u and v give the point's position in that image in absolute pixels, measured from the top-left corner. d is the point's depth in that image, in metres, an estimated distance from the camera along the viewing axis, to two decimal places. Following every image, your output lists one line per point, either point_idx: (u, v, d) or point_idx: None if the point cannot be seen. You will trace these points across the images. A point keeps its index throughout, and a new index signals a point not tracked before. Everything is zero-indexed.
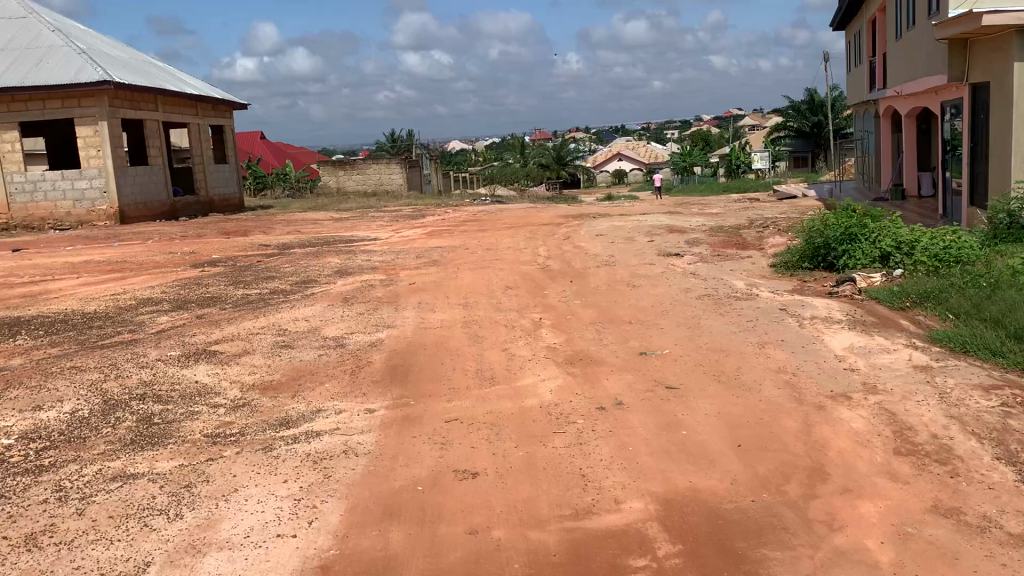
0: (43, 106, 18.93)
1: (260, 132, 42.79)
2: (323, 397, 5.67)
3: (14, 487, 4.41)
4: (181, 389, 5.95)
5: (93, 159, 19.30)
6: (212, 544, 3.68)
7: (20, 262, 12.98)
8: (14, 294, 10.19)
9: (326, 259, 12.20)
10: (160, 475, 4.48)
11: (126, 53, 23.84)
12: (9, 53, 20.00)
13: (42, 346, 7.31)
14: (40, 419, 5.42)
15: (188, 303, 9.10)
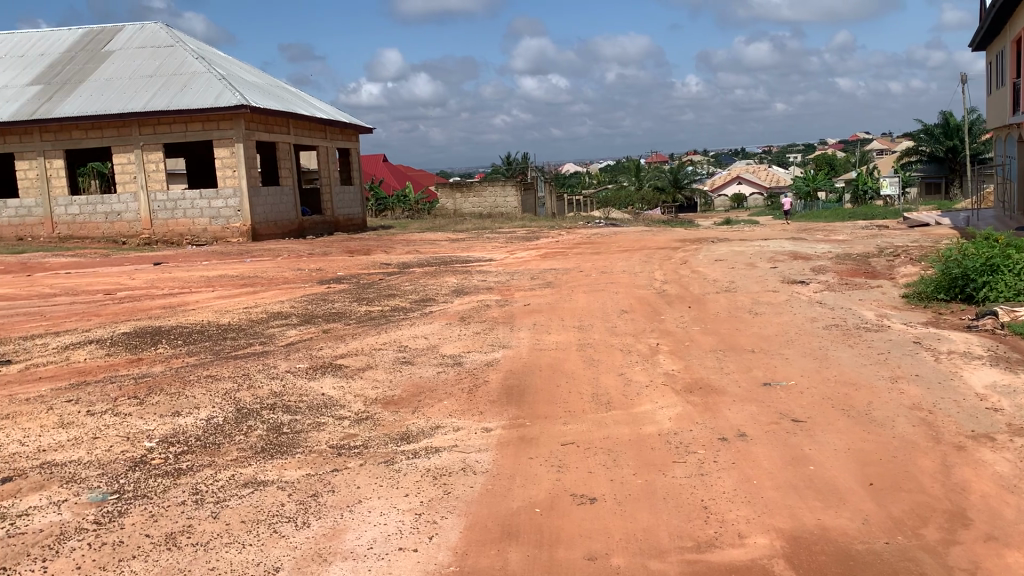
0: (185, 128, 20.12)
1: (382, 154, 44.27)
2: (441, 414, 5.77)
3: (155, 488, 4.67)
4: (309, 400, 6.19)
5: (229, 179, 20.40)
6: (337, 553, 3.79)
7: (163, 274, 13.85)
8: (157, 304, 10.87)
9: (444, 279, 12.44)
10: (288, 483, 4.65)
11: (262, 79, 25.15)
12: (157, 79, 21.42)
13: (181, 356, 7.75)
14: (179, 424, 5.74)
15: (315, 318, 9.47)
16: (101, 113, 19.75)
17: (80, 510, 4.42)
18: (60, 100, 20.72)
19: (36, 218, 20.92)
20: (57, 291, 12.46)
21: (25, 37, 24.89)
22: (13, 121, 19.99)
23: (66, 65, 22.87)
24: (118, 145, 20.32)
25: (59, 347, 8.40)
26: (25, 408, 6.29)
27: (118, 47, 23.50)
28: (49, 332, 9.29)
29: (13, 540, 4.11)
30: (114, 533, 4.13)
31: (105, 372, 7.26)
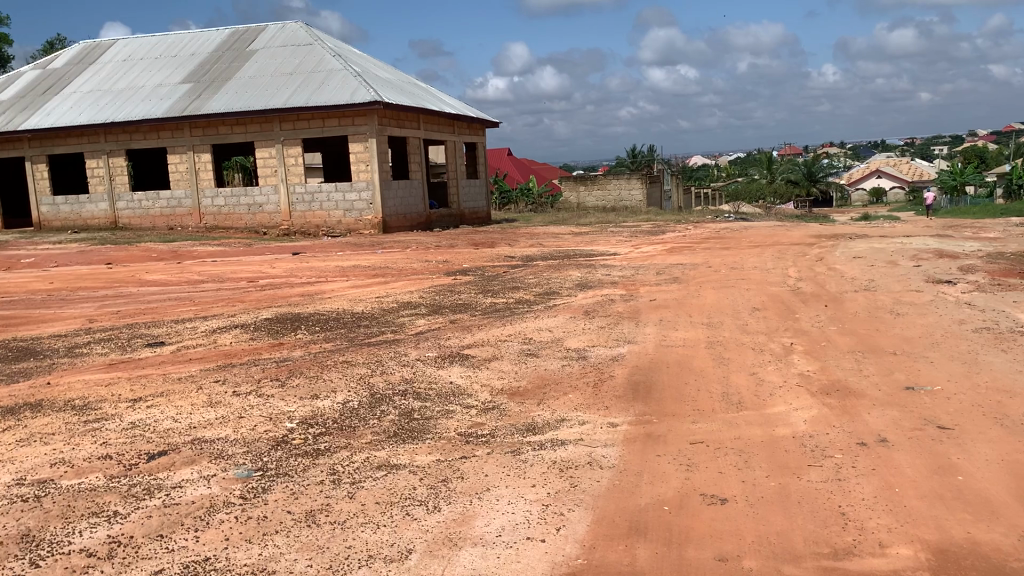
0: (322, 124, 20.92)
1: (507, 148, 44.76)
2: (567, 407, 5.79)
3: (296, 466, 4.91)
4: (439, 388, 6.34)
5: (363, 173, 21.10)
6: (467, 539, 3.87)
7: (300, 263, 14.49)
8: (295, 292, 11.37)
9: (569, 272, 12.45)
10: (420, 468, 4.78)
11: (394, 75, 25.87)
12: (296, 76, 22.37)
13: (318, 341, 8.10)
14: (317, 406, 6.01)
15: (442, 309, 9.68)
16: (246, 110, 20.82)
17: (228, 484, 4.70)
18: (208, 98, 21.97)
19: (185, 209, 22.26)
20: (205, 277, 13.25)
21: (178, 38, 26.52)
22: (166, 117, 21.34)
23: (214, 64, 24.23)
24: (260, 140, 21.36)
25: (208, 330, 8.94)
26: (178, 387, 6.73)
27: (261, 47, 24.69)
28: (198, 316, 9.89)
29: (170, 509, 4.41)
30: (259, 507, 4.37)
31: (249, 355, 7.68)
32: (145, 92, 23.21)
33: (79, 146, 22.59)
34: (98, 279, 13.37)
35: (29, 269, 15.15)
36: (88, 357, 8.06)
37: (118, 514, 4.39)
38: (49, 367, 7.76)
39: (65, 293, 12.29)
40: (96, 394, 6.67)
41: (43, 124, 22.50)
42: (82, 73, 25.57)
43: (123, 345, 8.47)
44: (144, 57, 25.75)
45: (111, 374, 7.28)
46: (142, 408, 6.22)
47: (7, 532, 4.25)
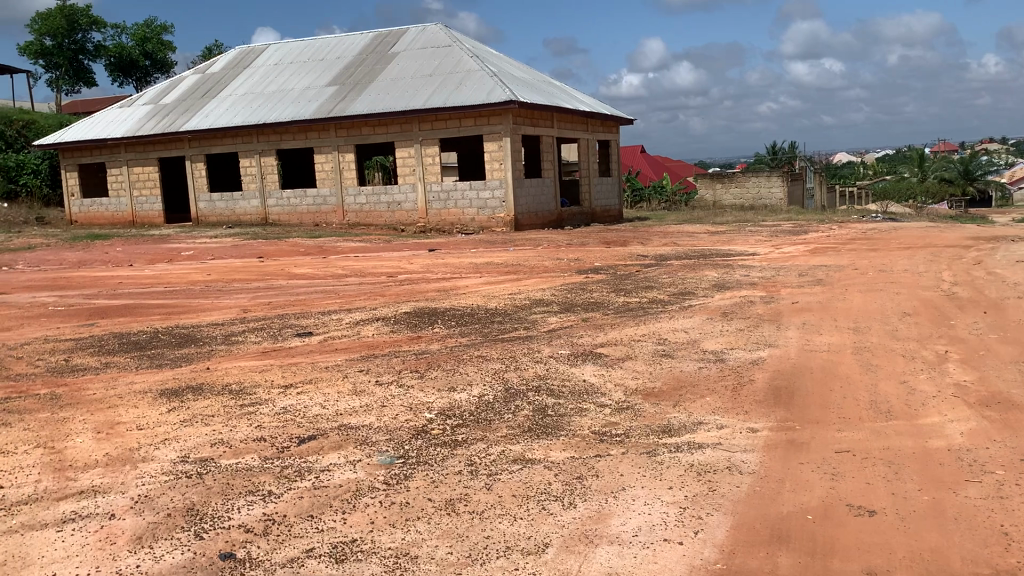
0: (459, 124, 21.39)
1: (641, 146, 44.29)
2: (704, 410, 5.70)
3: (435, 456, 5.07)
4: (573, 386, 6.38)
5: (497, 171, 21.40)
6: (603, 537, 3.89)
7: (436, 260, 14.87)
8: (432, 288, 11.68)
9: (705, 273, 12.20)
10: (555, 464, 4.84)
11: (529, 74, 26.10)
12: (435, 77, 22.94)
13: (455, 336, 8.30)
14: (455, 399, 6.17)
15: (575, 307, 9.71)
16: (388, 111, 21.56)
17: (372, 470, 4.90)
18: (352, 99, 22.87)
19: (329, 206, 23.27)
20: (347, 272, 13.80)
21: (324, 42, 27.73)
22: (313, 119, 22.38)
23: (358, 67, 25.18)
24: (400, 140, 22.07)
25: (352, 322, 9.34)
26: (325, 375, 7.08)
27: (402, 49, 25.45)
28: (342, 308, 10.33)
29: (319, 491, 4.65)
30: (401, 494, 4.54)
31: (390, 347, 7.97)
32: (294, 94, 24.39)
33: (234, 146, 24.01)
34: (250, 272, 14.17)
35: (189, 261, 16.20)
36: (243, 345, 8.58)
37: (272, 493, 4.66)
38: (208, 353, 8.30)
39: (221, 285, 13.09)
40: (251, 379, 7.12)
41: (202, 126, 24.05)
42: (238, 77, 27.16)
43: (274, 335, 8.96)
44: (293, 61, 27.08)
45: (264, 362, 7.73)
46: (292, 394, 6.58)
47: (174, 504, 4.60)
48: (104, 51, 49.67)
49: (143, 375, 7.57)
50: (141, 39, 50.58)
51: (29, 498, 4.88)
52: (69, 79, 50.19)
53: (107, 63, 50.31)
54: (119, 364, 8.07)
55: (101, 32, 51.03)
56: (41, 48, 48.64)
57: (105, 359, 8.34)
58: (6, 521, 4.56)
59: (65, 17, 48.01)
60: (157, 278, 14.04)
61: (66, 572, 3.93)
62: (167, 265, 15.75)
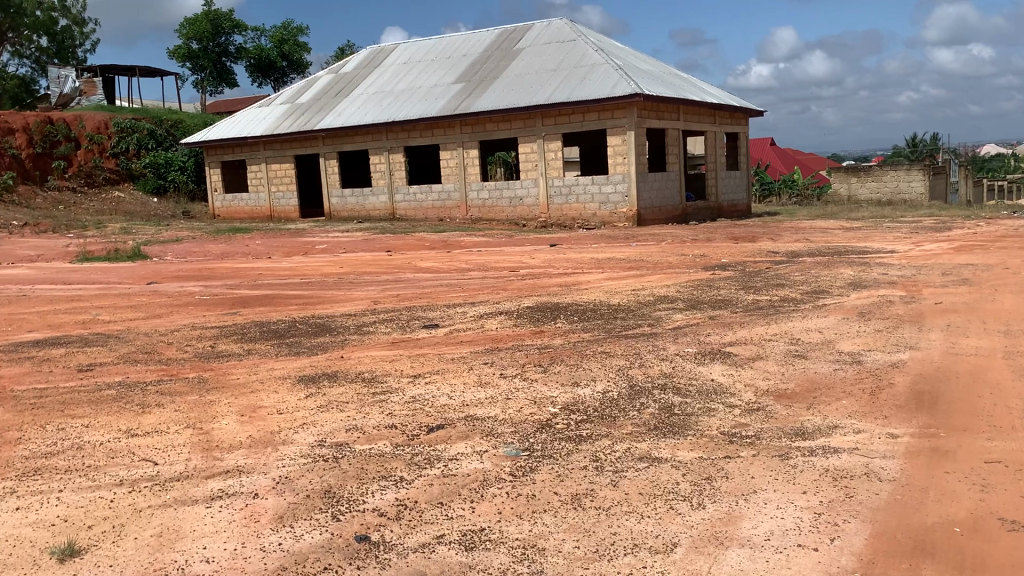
0: (583, 118, 21.35)
1: (770, 139, 42.93)
2: (840, 413, 5.50)
3: (560, 450, 5.10)
4: (699, 385, 6.27)
5: (620, 166, 21.24)
6: (733, 539, 3.82)
7: (558, 255, 14.91)
8: (554, 282, 11.72)
9: (839, 271, 11.70)
10: (683, 463, 4.77)
11: (654, 66, 25.76)
12: (559, 72, 22.97)
13: (578, 331, 8.31)
14: (579, 394, 6.18)
15: (701, 304, 9.52)
16: (512, 107, 21.77)
17: (499, 461, 4.98)
18: (478, 96, 23.21)
19: (453, 202, 23.74)
20: (471, 266, 14.03)
21: (451, 40, 28.25)
22: (440, 116, 22.86)
23: (484, 63, 25.52)
24: (523, 135, 22.24)
25: (476, 315, 9.49)
26: (451, 366, 7.25)
27: (527, 45, 25.61)
28: (466, 302, 10.52)
29: (448, 479, 4.77)
30: (528, 486, 4.59)
31: (514, 340, 8.06)
32: (422, 92, 24.97)
33: (364, 143, 24.81)
34: (379, 265, 14.61)
35: (323, 254, 16.90)
36: (374, 335, 8.88)
37: (403, 480, 4.81)
38: (342, 342, 8.63)
39: (351, 277, 13.55)
40: (381, 368, 7.36)
41: (335, 124, 24.96)
42: (369, 76, 28.02)
43: (403, 326, 9.22)
44: (421, 59, 27.71)
45: (393, 352, 7.98)
46: (420, 384, 6.77)
47: (313, 486, 4.82)
48: (245, 53, 52.20)
49: (281, 362, 7.95)
50: (279, 40, 52.99)
51: (181, 474, 5.22)
52: (213, 80, 52.81)
53: (248, 64, 52.76)
54: (260, 351, 8.50)
55: (242, 35, 53.71)
56: (189, 52, 51.63)
57: (247, 346, 8.81)
58: (162, 495, 4.90)
59: (210, 22, 50.93)
60: (293, 270, 14.69)
61: (215, 546, 4.19)
62: (303, 257, 16.44)
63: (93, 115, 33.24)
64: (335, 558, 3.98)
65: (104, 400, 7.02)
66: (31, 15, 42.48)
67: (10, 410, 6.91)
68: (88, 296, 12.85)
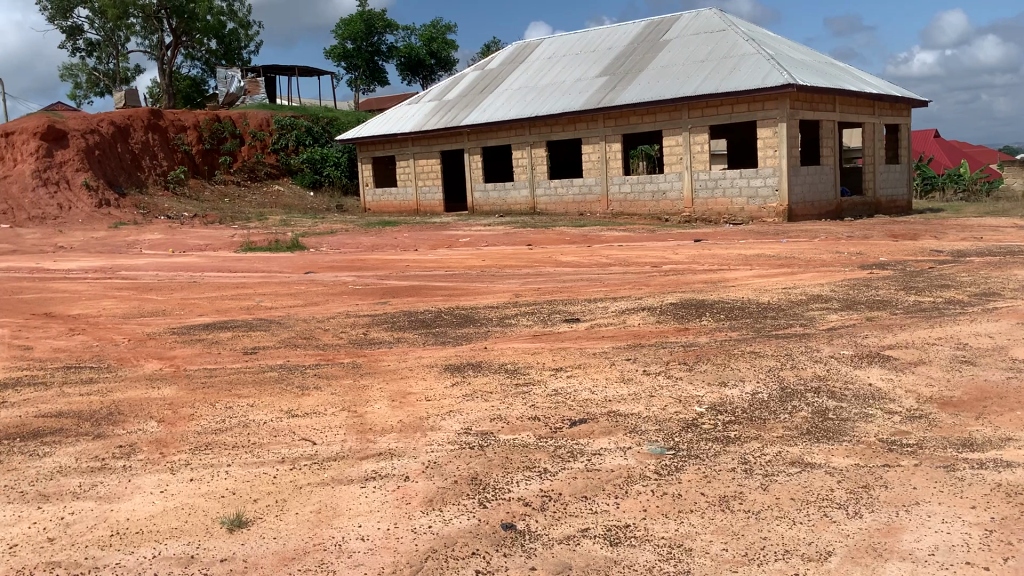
0: (731, 110, 20.81)
1: (934, 131, 40.35)
2: (1013, 426, 5.13)
3: (707, 451, 5.01)
4: (856, 389, 6.00)
5: (770, 159, 20.54)
6: (894, 552, 3.66)
7: (703, 251, 14.61)
8: (699, 279, 11.50)
9: (1012, 272, 10.88)
10: (838, 470, 4.59)
11: (809, 55, 24.74)
12: (708, 63, 22.46)
13: (725, 329, 8.12)
14: (726, 394, 6.05)
15: (858, 304, 9.09)
16: (657, 99, 21.49)
17: (643, 459, 4.95)
18: (623, 89, 23.04)
19: (595, 196, 23.68)
20: (613, 261, 13.97)
21: (597, 33, 28.14)
22: (584, 110, 22.87)
23: (630, 56, 25.28)
24: (669, 128, 21.92)
25: (619, 311, 9.44)
26: (593, 361, 7.25)
27: (675, 36, 25.16)
28: (609, 297, 10.49)
29: (592, 474, 4.78)
30: (673, 485, 4.54)
31: (658, 337, 7.97)
32: (567, 86, 25.03)
33: (509, 138, 25.16)
34: (521, 259, 14.78)
35: (467, 247, 17.27)
36: (517, 327, 9.01)
37: (547, 471, 4.87)
38: (486, 333, 8.81)
39: (494, 270, 13.79)
40: (524, 360, 7.46)
41: (481, 119, 25.40)
42: (514, 71, 28.32)
43: (544, 320, 9.30)
44: (566, 54, 27.76)
45: (535, 344, 8.06)
46: (563, 377, 6.83)
47: (460, 472, 4.95)
48: (396, 52, 53.92)
49: (428, 351, 8.20)
50: (428, 38, 54.49)
51: (337, 454, 5.48)
52: (366, 79, 54.74)
53: (398, 62, 54.44)
54: (409, 340, 8.80)
55: (394, 34, 55.54)
56: (344, 51, 53.89)
57: (396, 335, 9.13)
58: (319, 473, 5.17)
59: (364, 22, 53.04)
60: (439, 262, 15.08)
61: (369, 525, 4.38)
62: (448, 250, 16.86)
63: (256, 114, 35.41)
64: (482, 544, 4.08)
65: (266, 381, 7.47)
66: (202, 19, 45.16)
67: (184, 387, 7.47)
68: (250, 284, 13.67)
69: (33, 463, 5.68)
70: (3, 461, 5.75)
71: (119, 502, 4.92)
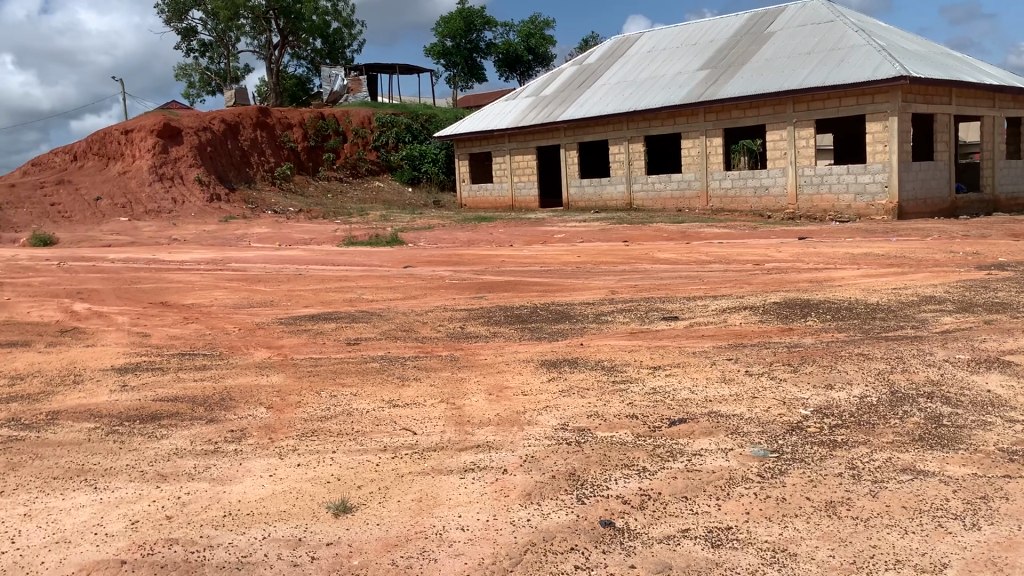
0: (839, 104, 20.12)
1: None
2: None
3: (813, 454, 4.87)
4: (972, 395, 5.73)
5: (879, 154, 19.76)
6: (1015, 568, 3.49)
7: (807, 249, 14.18)
8: (803, 278, 11.16)
9: None
10: (953, 479, 4.39)
11: (923, 46, 23.66)
12: (814, 55, 21.77)
13: (830, 330, 7.87)
14: (832, 397, 5.87)
15: (974, 307, 8.66)
16: (761, 93, 20.97)
17: (745, 461, 4.86)
18: (724, 83, 22.58)
19: (694, 191, 23.31)
20: (713, 258, 13.72)
21: (698, 26, 27.64)
22: (683, 105, 22.53)
23: (732, 49, 24.75)
24: (773, 123, 21.38)
25: (719, 309, 9.27)
26: (693, 360, 7.15)
27: (780, 28, 24.47)
28: (708, 295, 10.31)
29: (692, 474, 4.72)
30: (777, 488, 4.44)
31: (760, 337, 7.80)
32: (666, 80, 24.70)
33: (606, 133, 25.01)
34: (618, 256, 14.66)
35: (563, 243, 17.26)
36: (614, 324, 8.96)
37: (646, 470, 4.84)
38: (582, 330, 8.79)
39: (591, 266, 13.74)
40: (621, 357, 7.42)
41: (578, 114, 25.33)
42: (613, 66, 28.10)
43: (642, 317, 9.23)
44: (667, 48, 27.37)
45: (633, 342, 8.00)
46: (661, 375, 6.76)
47: (558, 467, 4.97)
48: (494, 49, 54.30)
49: (524, 345, 8.25)
50: (526, 34, 54.64)
51: (437, 445, 5.58)
52: (465, 76, 55.40)
53: (497, 59, 54.84)
54: (505, 334, 8.88)
55: (492, 31, 55.95)
56: (444, 49, 54.64)
57: (493, 329, 9.23)
58: (420, 462, 5.28)
59: (464, 19, 53.64)
60: (535, 258, 15.12)
61: (469, 516, 4.45)
62: (543, 246, 16.89)
63: (358, 111, 36.37)
64: (581, 540, 4.09)
65: (369, 371, 7.68)
66: (308, 19, 46.56)
67: (291, 375, 7.75)
68: (353, 277, 14.03)
69: (152, 444, 6.00)
70: (125, 441, 6.09)
71: (231, 484, 5.15)
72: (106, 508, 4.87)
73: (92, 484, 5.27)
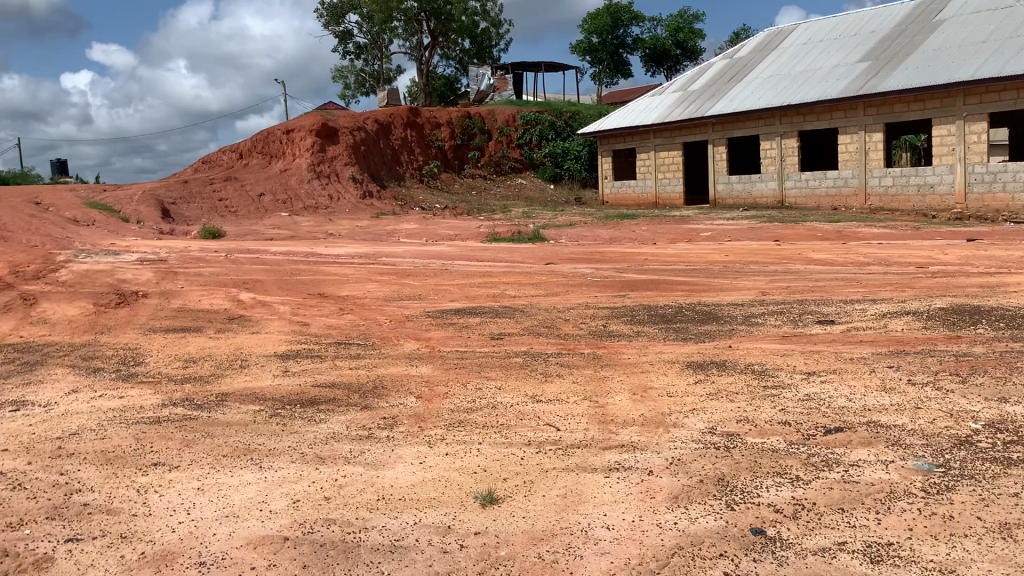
0: (1017, 95, 18.75)
1: None
2: None
3: (985, 472, 4.56)
4: None
5: None
6: None
7: (977, 251, 13.24)
8: (973, 283, 10.43)
9: None
10: None
11: None
12: (989, 43, 20.27)
13: (1005, 340, 7.32)
14: (1006, 411, 5.47)
15: None
16: (928, 86, 19.76)
17: (908, 474, 4.61)
18: (887, 75, 21.42)
19: (851, 189, 22.23)
20: (871, 260, 13.06)
21: (859, 16, 26.31)
22: (841, 98, 21.54)
23: (897, 39, 23.42)
24: (940, 117, 20.11)
25: (878, 314, 8.82)
26: (850, 366, 6.84)
27: (952, 15, 22.93)
28: (866, 298, 9.83)
29: (850, 486, 4.53)
30: (944, 505, 4.19)
31: (923, 344, 7.36)
32: (823, 73, 23.67)
33: (757, 129, 24.25)
34: (769, 255, 14.20)
35: (710, 241, 16.89)
36: (764, 327, 8.69)
37: (800, 479, 4.67)
38: (730, 332, 8.58)
39: (740, 266, 13.38)
40: (772, 362, 7.20)
41: (728, 109, 24.68)
42: (766, 59, 27.20)
43: (794, 320, 8.90)
44: (824, 39, 26.23)
45: (785, 346, 7.74)
46: (816, 382, 6.51)
47: (706, 471, 4.89)
48: (641, 44, 53.71)
49: (670, 346, 8.13)
50: (674, 29, 53.73)
51: (581, 442, 5.61)
52: (610, 72, 55.13)
53: (644, 54, 54.22)
54: (648, 334, 8.80)
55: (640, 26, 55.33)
56: (590, 46, 54.50)
57: (637, 328, 9.15)
58: (564, 459, 5.33)
59: (611, 15, 53.33)
60: (680, 256, 14.87)
61: (615, 515, 4.45)
62: (689, 244, 16.59)
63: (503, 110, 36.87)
64: (730, 546, 4.01)
65: (514, 366, 7.80)
66: (458, 20, 47.65)
67: (439, 367, 8.00)
68: (498, 273, 14.28)
69: (311, 428, 6.34)
70: (286, 424, 6.47)
71: (384, 469, 5.38)
72: (270, 487, 5.20)
73: (257, 463, 5.63)
